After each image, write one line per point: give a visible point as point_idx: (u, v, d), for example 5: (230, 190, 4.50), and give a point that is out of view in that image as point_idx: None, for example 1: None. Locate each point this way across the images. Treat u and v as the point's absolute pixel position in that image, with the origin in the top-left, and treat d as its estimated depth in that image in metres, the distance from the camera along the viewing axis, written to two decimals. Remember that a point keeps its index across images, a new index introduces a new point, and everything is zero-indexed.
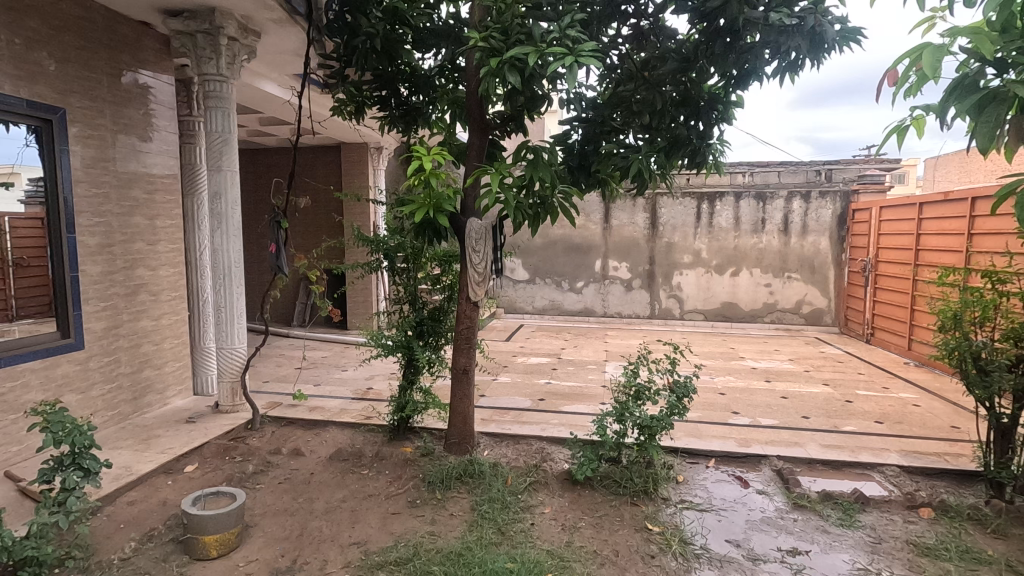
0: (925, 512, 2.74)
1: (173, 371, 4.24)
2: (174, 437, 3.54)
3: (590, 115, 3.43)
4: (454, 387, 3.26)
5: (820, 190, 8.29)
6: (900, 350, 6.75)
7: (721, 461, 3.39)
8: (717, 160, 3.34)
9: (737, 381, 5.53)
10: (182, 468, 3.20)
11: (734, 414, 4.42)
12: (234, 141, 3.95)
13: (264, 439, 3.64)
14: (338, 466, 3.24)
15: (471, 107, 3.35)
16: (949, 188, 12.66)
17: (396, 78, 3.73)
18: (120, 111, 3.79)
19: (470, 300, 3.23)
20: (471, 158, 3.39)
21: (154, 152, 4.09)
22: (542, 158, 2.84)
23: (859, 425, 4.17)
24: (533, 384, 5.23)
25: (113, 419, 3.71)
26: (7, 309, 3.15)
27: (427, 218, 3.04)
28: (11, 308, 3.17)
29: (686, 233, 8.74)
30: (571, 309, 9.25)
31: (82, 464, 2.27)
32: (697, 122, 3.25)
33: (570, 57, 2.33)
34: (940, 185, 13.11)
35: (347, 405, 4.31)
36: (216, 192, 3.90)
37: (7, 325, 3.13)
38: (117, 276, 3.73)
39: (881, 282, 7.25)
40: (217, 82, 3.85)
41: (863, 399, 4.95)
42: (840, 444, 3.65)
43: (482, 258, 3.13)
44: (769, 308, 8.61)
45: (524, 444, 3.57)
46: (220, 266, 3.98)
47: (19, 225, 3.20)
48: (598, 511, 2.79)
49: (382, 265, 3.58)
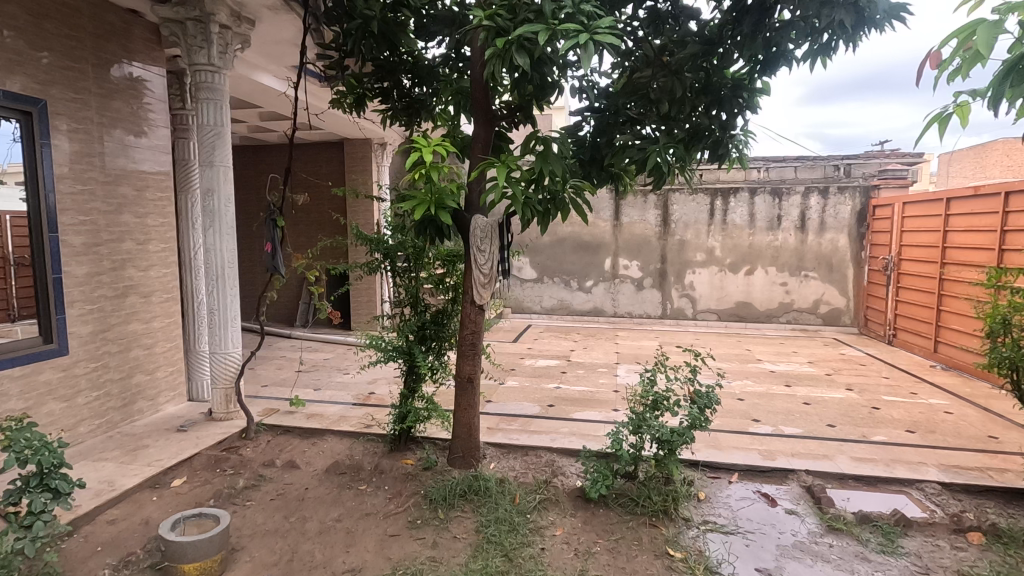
0: (975, 537, 2.50)
1: (166, 377, 4.05)
2: (163, 447, 3.35)
3: (601, 105, 3.24)
4: (459, 397, 3.05)
5: (839, 185, 7.96)
6: (925, 352, 6.49)
7: (745, 475, 3.15)
8: (742, 153, 3.10)
9: (756, 386, 5.27)
10: (169, 482, 3.00)
11: (754, 421, 4.18)
12: (227, 134, 3.74)
13: (258, 450, 3.44)
14: (335, 480, 3.04)
15: (476, 96, 3.12)
16: (964, 183, 12.30)
17: (398, 68, 3.54)
18: (107, 104, 3.60)
19: (475, 303, 2.99)
20: (476, 149, 3.16)
21: (143, 147, 3.89)
22: (553, 150, 2.60)
23: (891, 435, 3.91)
24: (541, 388, 5.01)
25: (100, 427, 3.53)
26: (7, 308, 3.11)
27: (429, 215, 2.82)
28: (12, 307, 3.13)
29: (699, 230, 8.48)
30: (580, 309, 9.02)
31: (50, 485, 2.10)
32: (720, 112, 3.02)
33: (585, 35, 2.10)
34: (955, 181, 12.70)
35: (347, 412, 4.10)
36: (208, 188, 3.70)
37: (8, 325, 3.09)
38: (104, 277, 3.54)
39: (905, 281, 6.97)
40: (209, 73, 3.65)
41: (890, 405, 4.69)
42: (873, 457, 3.40)
43: (488, 258, 2.90)
44: (785, 308, 8.33)
45: (533, 456, 3.36)
46: (212, 267, 3.78)
47: (20, 224, 3.12)
48: (614, 534, 2.57)
49: (382, 266, 3.37)
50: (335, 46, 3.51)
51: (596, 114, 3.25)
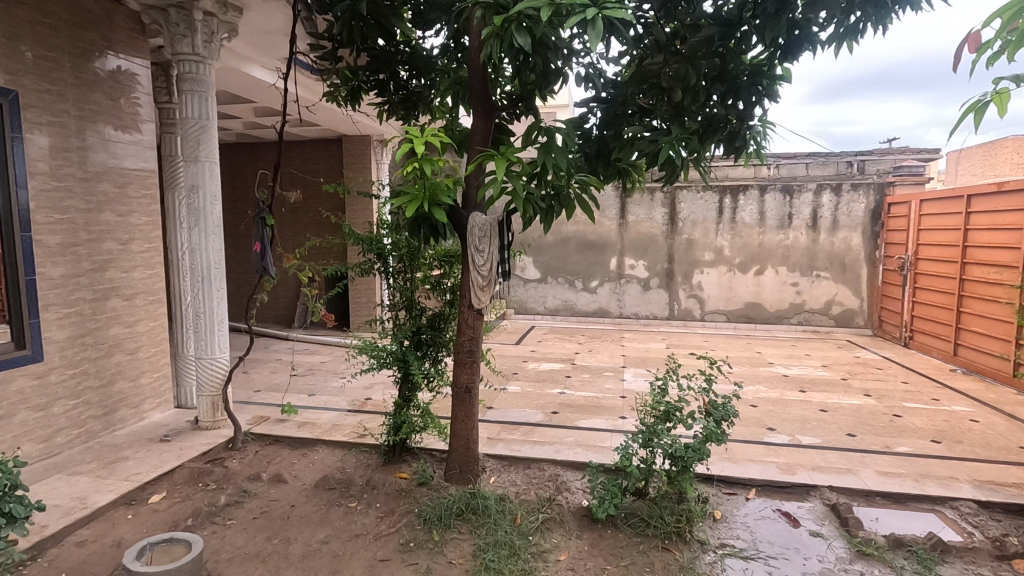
0: (1020, 565, 2.29)
1: (151, 384, 3.86)
2: (143, 459, 3.16)
3: (609, 95, 3.04)
4: (455, 408, 2.84)
5: (852, 182, 7.72)
6: (944, 356, 6.25)
7: (763, 491, 2.93)
8: (760, 147, 2.89)
9: (768, 391, 5.05)
10: (147, 498, 2.81)
11: (769, 430, 3.96)
12: (213, 128, 3.55)
13: (244, 462, 3.25)
14: (324, 496, 2.84)
15: (475, 84, 2.92)
16: (973, 181, 12.03)
17: (394, 58, 3.36)
18: (85, 96, 3.40)
19: (473, 307, 2.78)
20: (475, 141, 2.94)
21: (126, 142, 3.70)
22: (557, 141, 2.40)
23: (915, 446, 3.69)
24: (544, 394, 4.80)
25: (79, 437, 3.35)
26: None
27: (422, 213, 2.61)
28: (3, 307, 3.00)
29: (707, 229, 8.25)
30: (584, 310, 8.81)
31: (3, 510, 1.90)
32: (736, 101, 2.81)
33: (593, 9, 1.89)
34: (964, 179, 12.42)
35: (340, 420, 3.91)
36: (193, 184, 3.52)
37: None
38: (83, 279, 3.36)
39: (922, 281, 6.73)
40: (194, 63, 3.46)
41: (912, 412, 4.45)
42: (900, 471, 3.18)
43: (487, 259, 2.68)
44: (796, 309, 8.09)
45: (535, 469, 3.16)
46: (197, 268, 3.59)
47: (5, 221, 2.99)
48: (623, 559, 2.36)
49: (375, 268, 3.16)
50: (325, 35, 3.31)
51: (603, 105, 3.03)
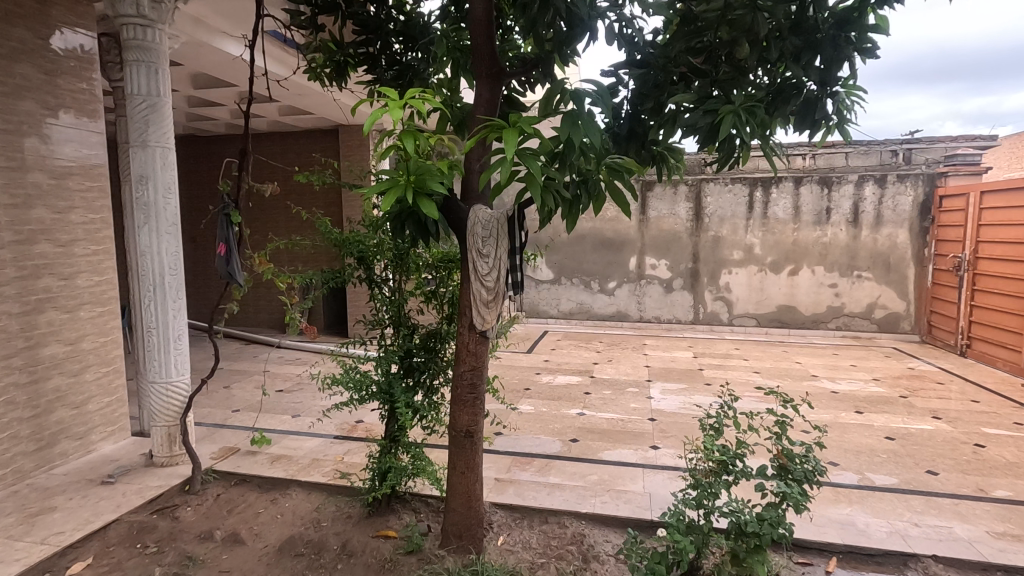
0: None
1: (99, 410, 3.29)
2: (73, 511, 2.58)
3: (645, 57, 2.35)
4: (454, 456, 2.23)
5: (898, 173, 7.01)
6: (1013, 369, 5.53)
7: (846, 561, 2.30)
8: (844, 121, 2.11)
9: (821, 412, 4.39)
10: (65, 568, 2.22)
11: (833, 465, 3.32)
12: (166, 107, 2.97)
13: (199, 512, 2.66)
14: (287, 566, 2.24)
15: (478, 43, 2.26)
16: (1000, 176, 11.45)
17: (385, 25, 2.74)
18: (9, 68, 2.82)
19: (474, 328, 2.16)
20: (477, 114, 2.30)
21: (68, 126, 3.11)
22: (588, 110, 1.73)
23: (1017, 490, 3.02)
24: (562, 416, 4.17)
25: (5, 480, 2.80)
26: None
27: (406, 207, 1.97)
28: None
29: (736, 225, 7.56)
30: (602, 313, 8.16)
31: None
32: (816, 60, 2.06)
33: None
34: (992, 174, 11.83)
35: (321, 452, 3.32)
36: (142, 175, 2.94)
37: None
38: (6, 288, 2.80)
39: (984, 283, 5.99)
40: (140, 27, 2.87)
41: (997, 442, 3.77)
42: (1015, 531, 2.53)
43: (492, 266, 2.06)
44: (834, 312, 7.39)
45: (555, 526, 2.54)
46: (147, 275, 3.01)
47: None
48: None
49: (356, 277, 2.56)
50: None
51: (635, 71, 2.34)
